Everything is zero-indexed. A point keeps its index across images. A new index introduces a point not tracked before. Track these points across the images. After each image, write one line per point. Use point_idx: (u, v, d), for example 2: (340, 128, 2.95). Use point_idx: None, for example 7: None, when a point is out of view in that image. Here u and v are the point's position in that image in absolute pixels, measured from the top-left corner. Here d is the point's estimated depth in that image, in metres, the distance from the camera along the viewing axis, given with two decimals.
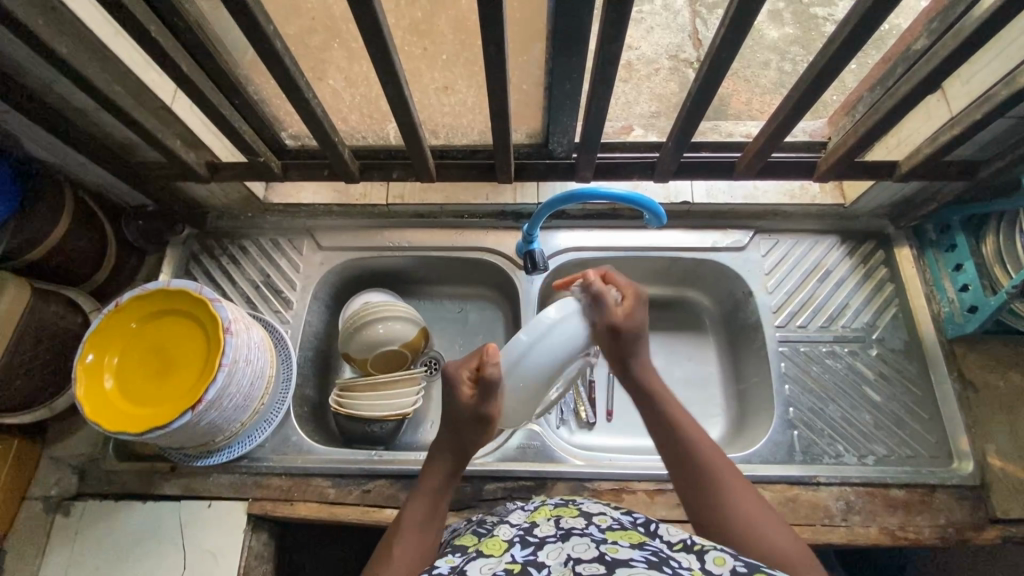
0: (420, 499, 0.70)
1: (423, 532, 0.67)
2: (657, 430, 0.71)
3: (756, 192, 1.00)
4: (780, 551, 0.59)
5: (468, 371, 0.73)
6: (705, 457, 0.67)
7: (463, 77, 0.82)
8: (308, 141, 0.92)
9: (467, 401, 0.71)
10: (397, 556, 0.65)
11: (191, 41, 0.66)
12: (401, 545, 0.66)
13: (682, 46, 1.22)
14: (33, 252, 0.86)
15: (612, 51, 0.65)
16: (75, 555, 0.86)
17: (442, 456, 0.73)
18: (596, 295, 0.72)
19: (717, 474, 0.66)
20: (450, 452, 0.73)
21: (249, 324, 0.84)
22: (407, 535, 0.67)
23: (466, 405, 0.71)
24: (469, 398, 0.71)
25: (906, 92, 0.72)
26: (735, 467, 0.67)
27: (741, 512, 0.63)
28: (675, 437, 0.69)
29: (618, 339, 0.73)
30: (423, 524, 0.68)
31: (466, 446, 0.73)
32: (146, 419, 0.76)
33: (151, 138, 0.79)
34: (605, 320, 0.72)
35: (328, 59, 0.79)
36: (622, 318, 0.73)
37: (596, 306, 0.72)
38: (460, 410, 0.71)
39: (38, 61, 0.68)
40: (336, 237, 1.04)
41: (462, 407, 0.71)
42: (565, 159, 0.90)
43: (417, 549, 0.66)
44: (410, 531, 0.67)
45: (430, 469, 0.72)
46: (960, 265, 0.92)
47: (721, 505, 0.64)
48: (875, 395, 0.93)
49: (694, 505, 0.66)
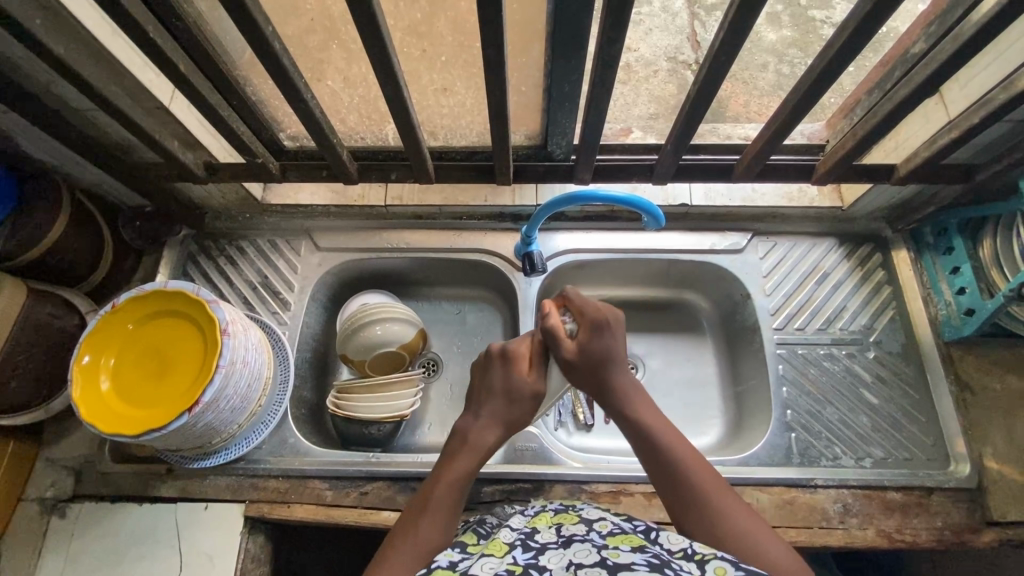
0: (452, 475, 0.70)
1: (453, 510, 0.67)
2: (642, 449, 0.70)
3: (755, 195, 1.01)
4: (775, 560, 0.59)
5: (527, 351, 0.79)
6: (690, 471, 0.66)
7: (462, 78, 0.82)
8: (307, 142, 0.92)
9: (525, 379, 0.76)
10: (423, 533, 0.64)
11: (189, 42, 0.66)
12: (432, 519, 0.65)
13: (681, 47, 1.22)
14: (31, 251, 0.85)
15: (611, 53, 0.65)
16: (72, 556, 0.86)
17: (477, 440, 0.73)
18: (549, 331, 0.77)
19: (705, 487, 0.65)
20: (496, 428, 0.74)
21: (247, 326, 0.84)
22: (439, 509, 0.66)
23: (523, 381, 0.76)
24: (528, 375, 0.77)
25: (905, 95, 0.72)
26: (722, 477, 0.67)
27: (732, 522, 0.62)
28: (660, 454, 0.68)
29: (578, 370, 0.74)
30: (455, 503, 0.68)
31: (509, 426, 0.76)
32: (143, 420, 0.76)
33: (149, 139, 0.78)
34: (559, 355, 0.76)
35: (327, 60, 0.79)
36: (574, 350, 0.75)
37: (552, 341, 0.76)
38: (520, 381, 0.76)
39: (35, 60, 0.68)
40: (334, 238, 1.04)
41: (523, 381, 0.76)
42: (564, 161, 0.90)
43: (444, 525, 0.66)
44: (441, 506, 0.67)
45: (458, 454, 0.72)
46: (957, 268, 0.92)
47: (710, 518, 0.63)
48: (872, 397, 0.93)
49: (685, 521, 0.65)
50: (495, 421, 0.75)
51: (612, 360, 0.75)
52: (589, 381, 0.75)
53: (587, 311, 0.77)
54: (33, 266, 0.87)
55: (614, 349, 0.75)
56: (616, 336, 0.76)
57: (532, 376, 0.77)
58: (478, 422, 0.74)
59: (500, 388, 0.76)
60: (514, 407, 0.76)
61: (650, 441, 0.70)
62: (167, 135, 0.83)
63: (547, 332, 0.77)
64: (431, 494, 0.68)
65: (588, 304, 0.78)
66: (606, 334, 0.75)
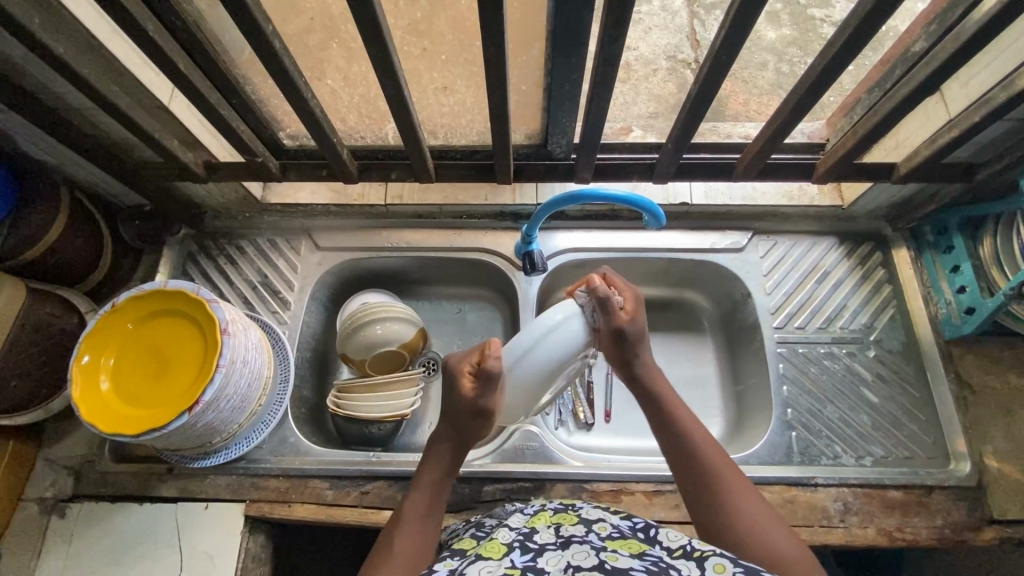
0: (421, 494, 0.72)
1: (424, 524, 0.69)
2: (664, 435, 0.72)
3: (755, 193, 1.01)
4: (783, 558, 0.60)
5: (470, 361, 0.72)
6: (711, 462, 0.68)
7: (463, 77, 0.82)
8: (306, 141, 0.92)
9: (464, 398, 0.71)
10: (403, 544, 0.67)
11: (190, 41, 0.65)
12: (404, 536, 0.68)
13: (680, 46, 1.22)
14: (30, 251, 0.86)
15: (613, 52, 0.65)
16: (71, 556, 0.86)
17: (440, 454, 0.74)
18: (601, 299, 0.70)
19: (723, 480, 0.67)
20: (447, 446, 0.74)
21: (247, 325, 0.84)
22: (413, 522, 0.69)
23: (464, 399, 0.71)
24: (468, 393, 0.70)
25: (906, 94, 0.72)
26: (739, 470, 0.68)
27: (744, 516, 0.64)
28: (682, 441, 0.70)
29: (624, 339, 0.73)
30: (425, 516, 0.70)
31: (462, 442, 0.74)
32: (142, 420, 0.76)
33: (148, 138, 0.78)
34: (609, 323, 0.72)
35: (327, 59, 0.79)
36: (625, 321, 0.73)
37: (603, 310, 0.71)
38: (459, 403, 0.71)
39: (34, 60, 0.67)
40: (334, 237, 1.04)
41: (462, 400, 0.71)
42: (564, 160, 0.90)
43: (422, 535, 0.69)
44: (417, 519, 0.70)
45: (427, 466, 0.74)
46: (957, 267, 0.92)
47: (725, 509, 0.65)
48: (872, 396, 0.93)
49: (698, 509, 0.67)
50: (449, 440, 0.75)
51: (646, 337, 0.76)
52: (624, 356, 0.75)
53: (632, 292, 0.77)
54: (34, 265, 0.88)
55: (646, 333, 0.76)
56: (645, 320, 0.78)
57: (473, 392, 0.70)
58: (432, 440, 0.75)
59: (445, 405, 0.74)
60: (460, 426, 0.73)
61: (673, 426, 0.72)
62: (166, 135, 0.83)
63: (596, 300, 0.71)
64: (408, 507, 0.71)
65: (631, 287, 0.78)
66: (643, 312, 0.76)
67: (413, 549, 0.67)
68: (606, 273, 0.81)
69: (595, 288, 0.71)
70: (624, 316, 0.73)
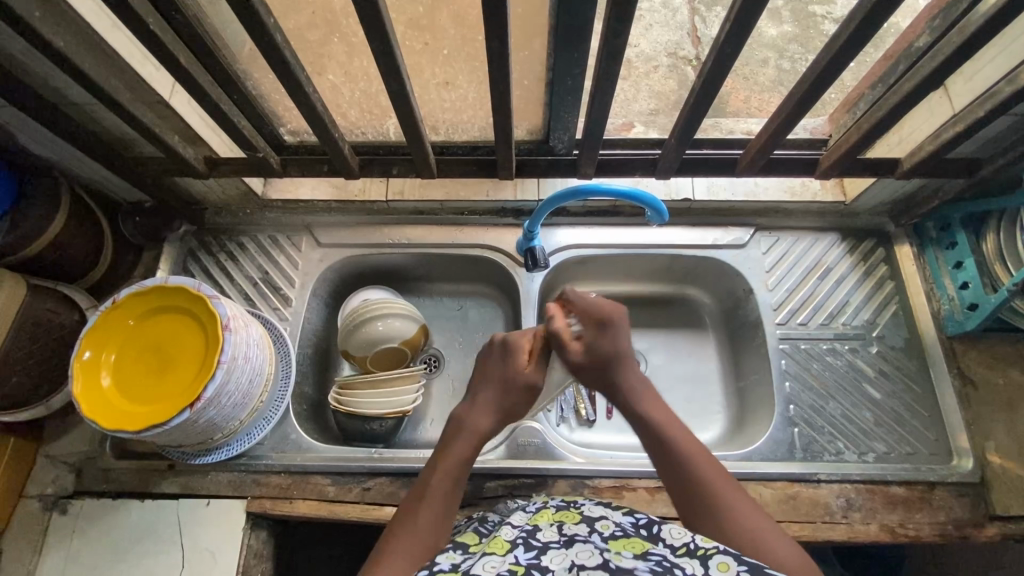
0: (450, 466, 0.70)
1: (450, 499, 0.67)
2: (647, 441, 0.71)
3: (756, 190, 1.01)
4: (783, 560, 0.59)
5: (526, 343, 0.80)
6: (697, 468, 0.66)
7: (464, 72, 0.81)
8: (307, 137, 0.92)
9: (520, 371, 0.77)
10: (415, 536, 0.63)
11: (190, 36, 0.65)
12: (430, 508, 0.66)
13: (681, 43, 1.21)
14: (33, 246, 0.85)
15: (616, 46, 0.65)
16: (73, 554, 0.85)
17: (475, 427, 0.73)
18: (552, 337, 0.77)
19: (711, 484, 0.65)
20: (493, 416, 0.75)
21: (248, 321, 0.83)
22: (429, 511, 0.66)
23: (518, 372, 0.77)
24: (525, 366, 0.77)
25: (910, 88, 0.72)
26: (727, 472, 0.66)
27: (737, 519, 0.62)
28: (665, 448, 0.69)
29: (586, 372, 0.75)
30: (451, 490, 0.68)
31: (507, 413, 0.77)
32: (144, 416, 0.76)
33: (149, 133, 0.78)
34: (566, 359, 0.76)
35: (328, 54, 0.78)
36: (580, 351, 0.76)
37: (558, 345, 0.77)
38: (515, 373, 0.77)
39: (34, 54, 0.67)
40: (335, 233, 1.03)
41: (518, 372, 0.77)
42: (566, 156, 0.90)
43: (437, 525, 0.65)
44: (431, 507, 0.66)
45: (458, 438, 0.73)
46: (960, 263, 0.92)
47: (718, 517, 0.63)
48: (875, 392, 0.93)
49: (690, 516, 0.65)
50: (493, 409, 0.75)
51: (618, 358, 0.75)
52: (597, 380, 0.76)
53: (591, 312, 0.77)
54: (31, 262, 0.87)
55: (620, 347, 0.76)
56: (621, 334, 0.76)
57: (531, 368, 0.78)
58: (473, 409, 0.75)
59: (497, 374, 0.78)
60: (509, 396, 0.76)
61: (654, 433, 0.70)
62: (167, 130, 0.82)
63: (550, 337, 0.78)
64: (426, 494, 0.67)
65: (594, 304, 0.78)
66: (609, 333, 0.76)
67: (423, 543, 0.63)
68: (565, 289, 0.81)
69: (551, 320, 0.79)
70: (576, 346, 0.76)
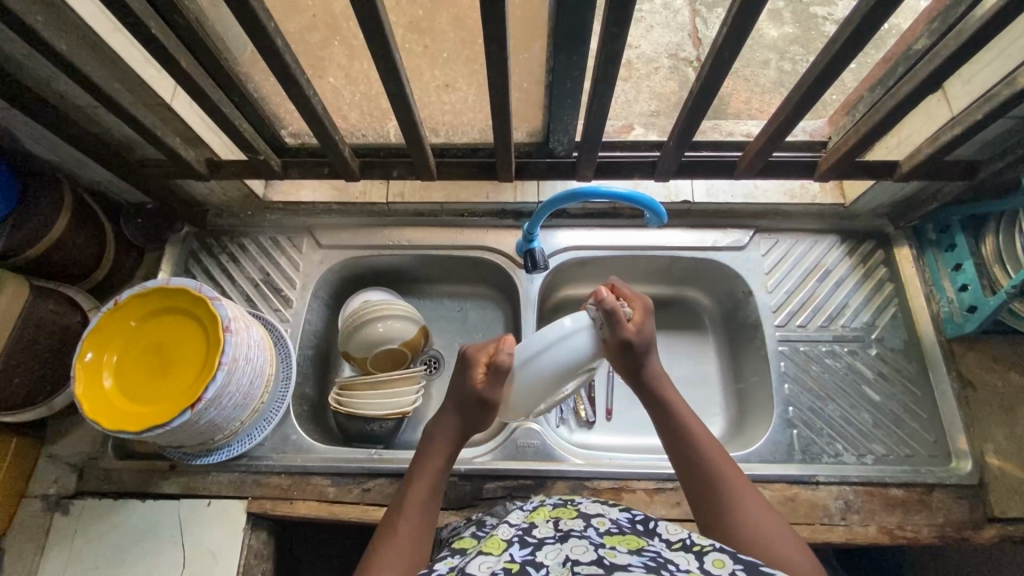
0: (423, 477, 0.70)
1: (424, 510, 0.68)
2: (670, 441, 0.71)
3: (756, 192, 1.01)
4: (788, 560, 0.58)
5: (483, 355, 0.75)
6: (713, 463, 0.67)
7: (464, 75, 0.82)
8: (308, 139, 0.92)
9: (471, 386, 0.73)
10: (398, 542, 0.64)
11: (191, 39, 0.66)
12: (407, 520, 0.66)
13: (682, 44, 1.21)
14: (34, 248, 0.85)
15: (614, 49, 0.65)
16: (74, 553, 0.86)
17: (442, 439, 0.73)
18: (610, 313, 0.72)
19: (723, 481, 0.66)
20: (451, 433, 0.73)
21: (249, 322, 0.84)
22: (410, 518, 0.66)
23: (473, 389, 0.73)
24: (478, 381, 0.73)
25: (908, 91, 0.72)
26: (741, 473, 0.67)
27: (741, 516, 0.63)
28: (684, 442, 0.70)
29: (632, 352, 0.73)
30: (427, 501, 0.68)
31: (467, 428, 0.74)
32: (144, 417, 0.76)
33: (151, 136, 0.78)
34: (617, 336, 0.72)
35: (328, 57, 0.79)
36: (634, 332, 0.73)
37: (612, 325, 0.72)
38: (467, 391, 0.73)
39: (37, 57, 0.67)
40: (336, 235, 1.04)
41: (472, 389, 0.73)
42: (566, 158, 0.90)
43: (418, 528, 0.66)
44: (412, 513, 0.67)
45: (429, 450, 0.73)
46: (959, 266, 0.92)
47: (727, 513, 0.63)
48: (874, 394, 0.93)
49: (700, 512, 0.66)
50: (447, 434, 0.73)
51: (649, 346, 0.75)
52: (626, 366, 0.75)
53: (639, 299, 0.77)
54: (35, 263, 0.87)
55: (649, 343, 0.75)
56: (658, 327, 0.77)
57: (483, 383, 0.73)
58: (437, 425, 0.74)
59: (452, 389, 0.75)
60: (461, 415, 0.74)
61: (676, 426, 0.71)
62: (169, 133, 0.83)
63: (604, 313, 0.72)
64: (405, 501, 0.68)
65: (637, 294, 0.79)
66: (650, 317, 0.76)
67: (406, 548, 0.64)
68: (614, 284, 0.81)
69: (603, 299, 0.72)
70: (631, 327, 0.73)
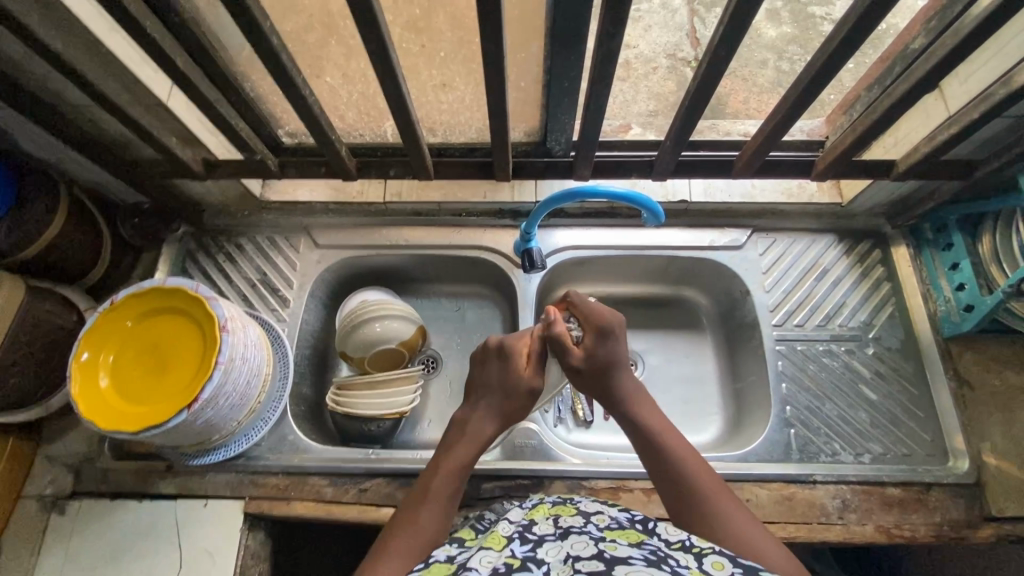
0: (451, 468, 0.71)
1: (450, 501, 0.68)
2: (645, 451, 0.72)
3: (754, 191, 1.01)
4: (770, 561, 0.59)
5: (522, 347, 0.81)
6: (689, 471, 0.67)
7: (461, 74, 0.82)
8: (305, 139, 0.92)
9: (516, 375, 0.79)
10: (417, 534, 0.64)
11: (187, 38, 0.65)
12: (432, 508, 0.67)
13: (680, 44, 1.21)
14: (30, 248, 0.85)
15: (611, 48, 0.65)
16: (71, 554, 0.86)
17: (480, 430, 0.75)
18: (556, 339, 0.79)
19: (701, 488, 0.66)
20: (491, 423, 0.76)
21: (246, 322, 0.84)
22: (432, 509, 0.67)
23: (519, 377, 0.78)
24: (522, 370, 0.79)
25: (906, 90, 0.72)
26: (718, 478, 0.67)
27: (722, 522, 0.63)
28: (662, 454, 0.70)
29: (583, 377, 0.78)
30: (453, 491, 0.69)
31: (507, 419, 0.78)
32: (141, 417, 0.76)
33: (147, 136, 0.78)
34: (566, 361, 0.79)
35: (325, 56, 0.79)
36: (583, 357, 0.78)
37: (560, 350, 0.79)
38: (515, 379, 0.78)
39: (32, 56, 0.67)
40: (333, 235, 1.04)
41: (519, 378, 0.78)
42: (564, 158, 0.90)
43: (440, 518, 0.66)
44: (437, 502, 0.67)
45: (460, 442, 0.74)
46: (956, 265, 0.92)
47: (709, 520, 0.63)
48: (871, 393, 0.93)
49: (682, 520, 0.65)
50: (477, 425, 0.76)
51: (616, 365, 0.77)
52: (595, 389, 0.78)
53: (593, 320, 0.80)
54: (30, 263, 0.87)
55: (614, 360, 0.78)
56: (620, 344, 0.79)
57: (529, 372, 0.79)
58: (475, 416, 0.77)
59: (492, 381, 0.79)
60: (503, 403, 0.78)
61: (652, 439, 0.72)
62: (165, 132, 0.83)
63: (552, 341, 0.80)
64: (431, 489, 0.68)
65: (595, 313, 0.81)
66: (611, 338, 0.78)
67: (424, 539, 0.64)
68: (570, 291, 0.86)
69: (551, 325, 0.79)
70: (580, 352, 0.78)
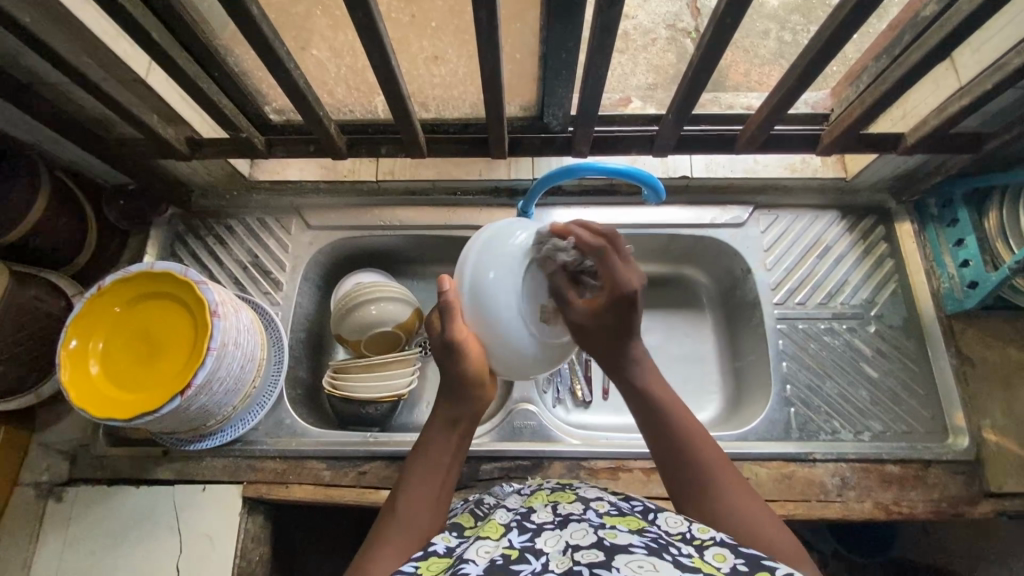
0: (426, 468, 0.66)
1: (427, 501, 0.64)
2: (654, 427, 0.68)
3: (756, 166, 0.99)
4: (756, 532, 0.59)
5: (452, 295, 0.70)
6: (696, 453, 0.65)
7: (454, 46, 0.77)
8: (293, 116, 0.88)
9: (432, 339, 0.71)
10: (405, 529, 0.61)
11: (163, 8, 0.62)
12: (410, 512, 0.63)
13: (680, 13, 1.17)
14: (10, 234, 0.82)
15: (612, 16, 0.61)
16: (69, 540, 0.85)
17: (445, 426, 0.70)
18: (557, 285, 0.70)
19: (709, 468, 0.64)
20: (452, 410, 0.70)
21: (238, 306, 0.82)
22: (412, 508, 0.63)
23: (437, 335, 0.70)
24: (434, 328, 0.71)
25: (920, 59, 0.69)
26: (726, 466, 0.65)
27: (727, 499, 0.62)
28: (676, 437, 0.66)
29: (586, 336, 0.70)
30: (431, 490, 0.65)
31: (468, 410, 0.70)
32: (134, 405, 0.74)
33: (126, 113, 0.75)
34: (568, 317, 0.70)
35: (311, 28, 0.74)
36: (585, 312, 0.69)
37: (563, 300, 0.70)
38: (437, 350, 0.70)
39: (0, 31, 0.64)
40: (326, 216, 1.01)
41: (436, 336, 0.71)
42: (561, 133, 0.88)
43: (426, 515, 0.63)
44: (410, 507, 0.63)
45: (433, 439, 0.69)
46: (961, 240, 0.90)
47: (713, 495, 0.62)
48: (872, 371, 0.93)
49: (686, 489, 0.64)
50: (441, 419, 0.70)
51: (630, 333, 0.70)
52: (600, 345, 0.71)
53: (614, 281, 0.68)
54: (17, 246, 0.85)
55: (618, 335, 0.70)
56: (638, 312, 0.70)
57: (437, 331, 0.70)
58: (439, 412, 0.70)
59: (445, 370, 0.70)
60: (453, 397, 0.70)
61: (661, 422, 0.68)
62: (146, 110, 0.79)
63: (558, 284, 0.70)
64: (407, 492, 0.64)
65: (618, 274, 0.68)
66: (626, 307, 0.69)
67: (411, 537, 0.61)
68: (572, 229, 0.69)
69: (441, 294, 0.68)
70: (584, 307, 0.69)
